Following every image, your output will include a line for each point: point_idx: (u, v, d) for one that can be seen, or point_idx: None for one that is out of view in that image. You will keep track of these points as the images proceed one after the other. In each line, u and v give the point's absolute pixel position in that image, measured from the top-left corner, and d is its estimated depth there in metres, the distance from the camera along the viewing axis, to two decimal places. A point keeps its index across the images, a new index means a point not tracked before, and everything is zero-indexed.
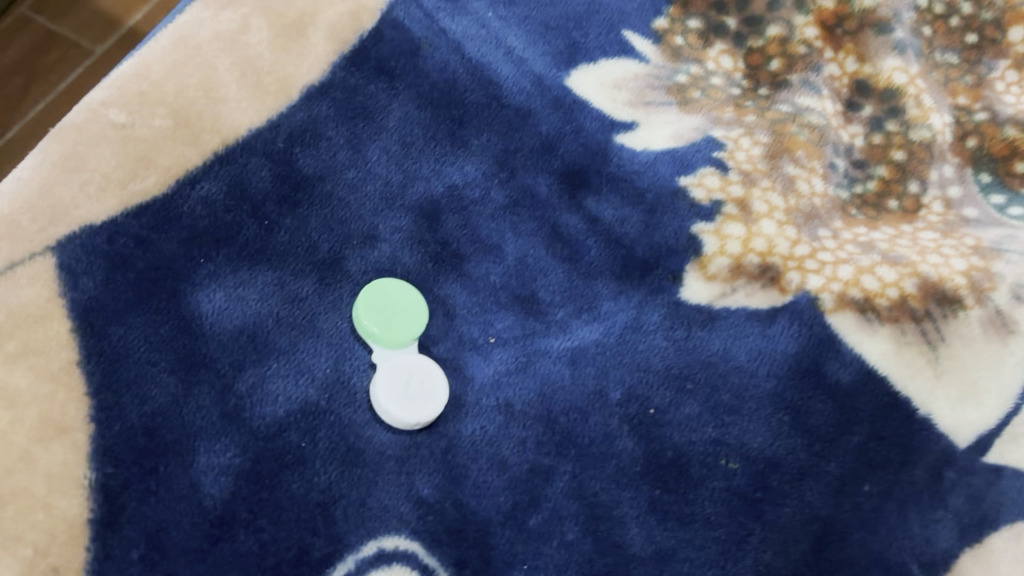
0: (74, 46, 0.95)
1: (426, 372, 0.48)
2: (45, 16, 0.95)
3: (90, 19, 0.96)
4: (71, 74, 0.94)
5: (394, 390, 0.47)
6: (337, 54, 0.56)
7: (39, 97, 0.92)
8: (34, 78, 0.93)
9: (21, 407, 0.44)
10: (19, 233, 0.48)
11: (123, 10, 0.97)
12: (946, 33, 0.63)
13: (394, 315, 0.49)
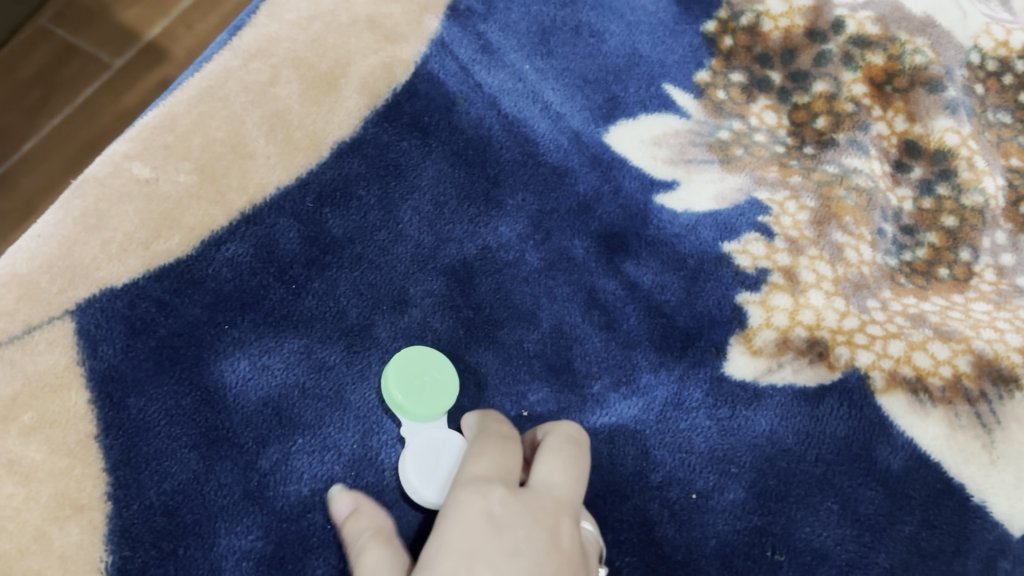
0: (92, 60, 0.85)
1: (459, 445, 0.45)
2: (66, 30, 0.85)
3: (109, 32, 0.86)
4: (88, 88, 0.84)
5: (427, 467, 0.44)
6: (369, 108, 0.54)
7: (54, 113, 0.83)
8: (52, 92, 0.83)
9: (36, 484, 0.42)
10: (38, 294, 0.46)
11: (143, 23, 0.87)
12: (999, 91, 0.60)
13: (423, 386, 0.46)
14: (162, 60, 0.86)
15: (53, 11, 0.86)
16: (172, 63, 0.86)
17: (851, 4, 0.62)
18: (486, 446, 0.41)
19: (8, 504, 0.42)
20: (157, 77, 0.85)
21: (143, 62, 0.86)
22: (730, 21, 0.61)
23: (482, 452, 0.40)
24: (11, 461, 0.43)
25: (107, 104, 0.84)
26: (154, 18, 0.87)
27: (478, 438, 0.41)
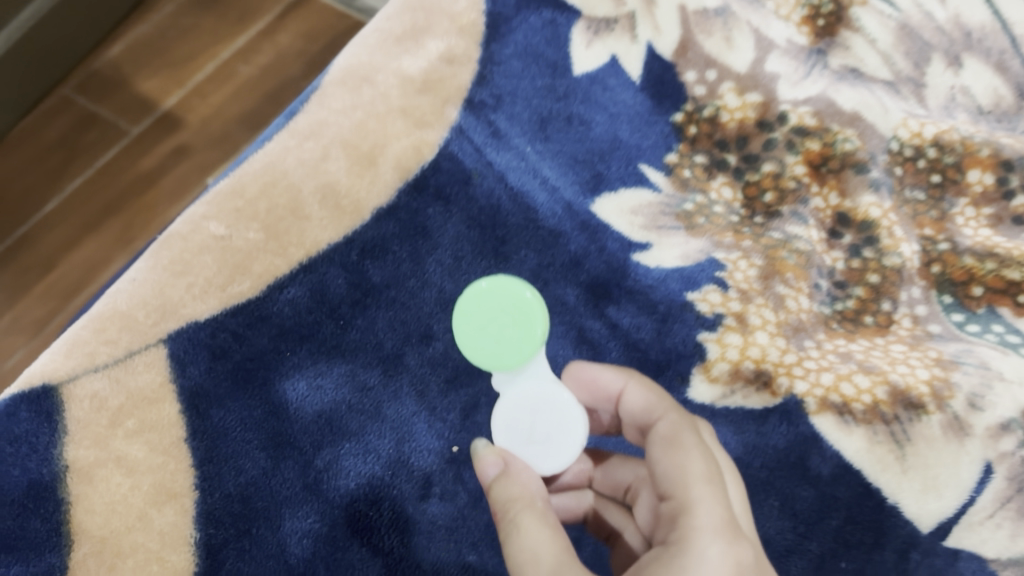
0: (113, 125, 1.09)
1: (551, 413, 0.54)
2: (87, 98, 1.10)
3: (129, 103, 1.10)
4: (107, 152, 1.08)
5: (520, 437, 0.54)
6: (402, 181, 0.66)
7: (78, 174, 1.06)
8: (74, 154, 1.07)
9: (138, 475, 0.53)
10: (136, 325, 0.57)
11: (158, 95, 1.11)
12: (914, 172, 0.68)
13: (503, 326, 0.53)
14: (176, 125, 1.09)
15: (76, 84, 1.11)
16: (187, 128, 1.09)
17: (793, 99, 0.71)
18: (703, 483, 0.43)
19: (117, 490, 0.53)
20: (170, 142, 1.08)
21: (158, 127, 1.09)
22: (694, 112, 0.72)
23: (702, 478, 0.43)
24: (118, 456, 0.54)
25: (123, 167, 1.07)
26: (168, 89, 1.11)
27: (683, 441, 0.45)
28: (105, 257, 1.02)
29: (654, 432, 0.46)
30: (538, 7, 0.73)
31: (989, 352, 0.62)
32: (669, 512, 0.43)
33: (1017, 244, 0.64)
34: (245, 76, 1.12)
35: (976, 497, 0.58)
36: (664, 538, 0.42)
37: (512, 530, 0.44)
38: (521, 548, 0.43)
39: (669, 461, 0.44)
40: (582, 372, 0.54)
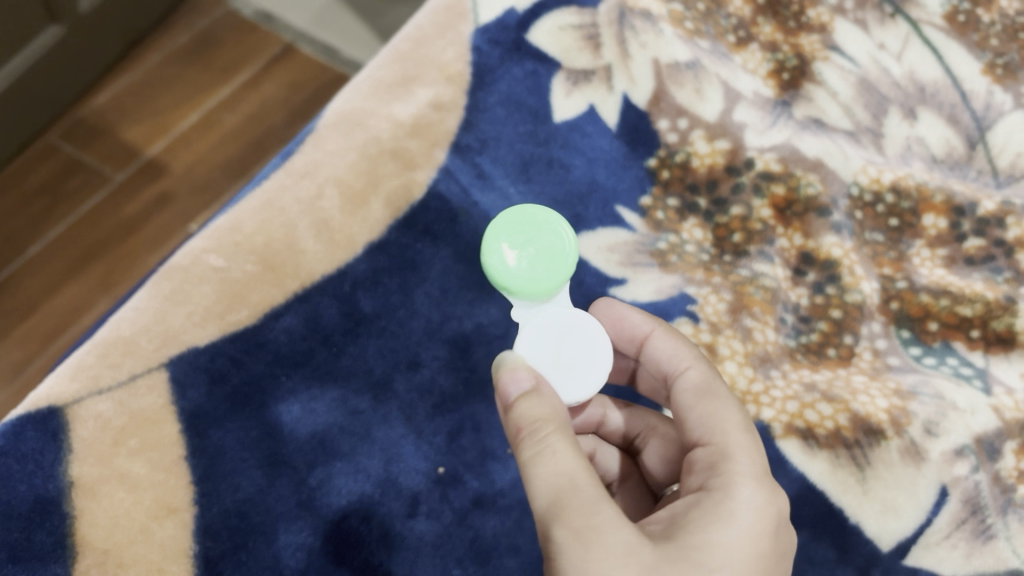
0: (98, 172, 1.12)
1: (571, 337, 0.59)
2: (71, 145, 1.13)
3: (113, 150, 1.14)
4: (91, 198, 1.10)
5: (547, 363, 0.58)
6: (393, 218, 0.70)
7: (60, 219, 1.09)
8: (58, 201, 1.10)
9: (141, 490, 0.57)
10: (138, 351, 0.61)
11: (143, 143, 1.14)
12: (873, 216, 0.72)
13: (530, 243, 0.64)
14: (160, 172, 1.13)
15: (61, 130, 1.14)
16: (170, 175, 1.13)
17: (759, 146, 0.75)
18: (737, 433, 0.48)
19: (121, 505, 0.57)
20: (154, 189, 1.12)
21: (141, 175, 1.13)
22: (667, 158, 0.76)
23: (739, 428, 0.48)
24: (121, 473, 0.58)
25: (108, 213, 1.10)
26: (153, 137, 1.15)
27: (715, 392, 0.51)
28: (87, 300, 1.04)
29: (682, 377, 0.53)
30: (521, 58, 0.78)
31: (944, 383, 0.66)
32: (707, 459, 0.47)
33: (968, 283, 0.69)
34: (229, 125, 1.17)
35: (932, 518, 0.62)
36: (700, 484, 0.47)
37: (544, 452, 0.45)
38: (548, 475, 0.44)
39: (707, 409, 0.50)
40: (612, 308, 0.59)
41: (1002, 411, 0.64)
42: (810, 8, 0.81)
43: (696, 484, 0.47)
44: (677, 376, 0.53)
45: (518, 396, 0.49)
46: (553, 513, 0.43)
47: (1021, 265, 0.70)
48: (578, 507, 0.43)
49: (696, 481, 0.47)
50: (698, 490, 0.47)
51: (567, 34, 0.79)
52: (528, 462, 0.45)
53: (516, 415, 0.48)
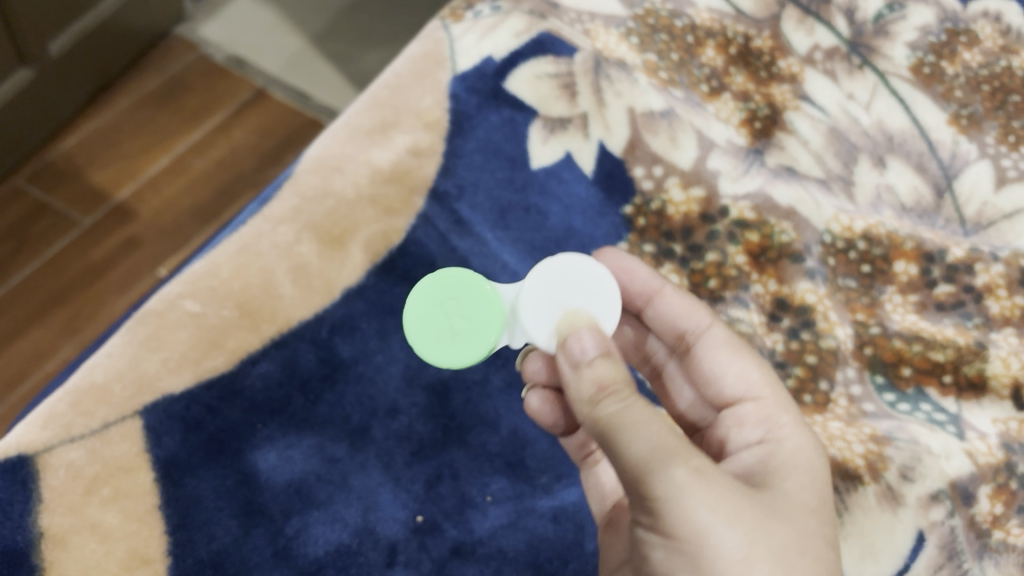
0: (65, 216, 1.11)
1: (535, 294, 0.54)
2: (38, 188, 1.12)
3: (81, 194, 1.13)
4: (57, 241, 1.09)
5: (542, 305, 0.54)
6: (371, 263, 0.71)
7: (26, 263, 1.07)
8: (24, 244, 1.08)
9: (112, 541, 0.57)
10: (112, 398, 0.61)
11: (113, 187, 1.14)
12: (846, 262, 0.73)
13: (454, 306, 0.55)
14: (128, 216, 1.12)
15: (29, 173, 1.13)
16: (139, 221, 1.12)
17: (733, 194, 0.76)
18: (779, 389, 0.54)
19: (92, 556, 0.56)
20: (122, 234, 1.11)
21: (109, 219, 1.12)
22: (642, 205, 0.77)
23: (772, 384, 0.54)
24: (93, 524, 0.57)
25: (74, 256, 1.08)
26: (122, 180, 1.14)
27: (738, 347, 0.56)
28: (50, 346, 1.02)
29: (709, 332, 0.57)
30: (498, 106, 0.79)
31: (919, 428, 0.66)
32: (763, 411, 0.52)
33: (940, 328, 0.70)
34: (199, 169, 1.16)
35: (909, 564, 0.62)
36: (761, 437, 0.51)
37: (631, 410, 0.43)
38: (647, 432, 0.42)
39: (744, 361, 0.55)
40: (623, 261, 0.61)
41: (976, 455, 0.65)
42: (781, 58, 0.82)
43: (753, 437, 0.52)
44: (701, 333, 0.58)
45: (589, 353, 0.47)
46: (664, 461, 0.41)
47: (990, 311, 0.71)
48: (692, 458, 0.42)
49: (752, 434, 0.52)
50: (760, 442, 0.51)
51: (544, 83, 0.80)
52: (614, 417, 0.43)
53: (588, 378, 0.45)
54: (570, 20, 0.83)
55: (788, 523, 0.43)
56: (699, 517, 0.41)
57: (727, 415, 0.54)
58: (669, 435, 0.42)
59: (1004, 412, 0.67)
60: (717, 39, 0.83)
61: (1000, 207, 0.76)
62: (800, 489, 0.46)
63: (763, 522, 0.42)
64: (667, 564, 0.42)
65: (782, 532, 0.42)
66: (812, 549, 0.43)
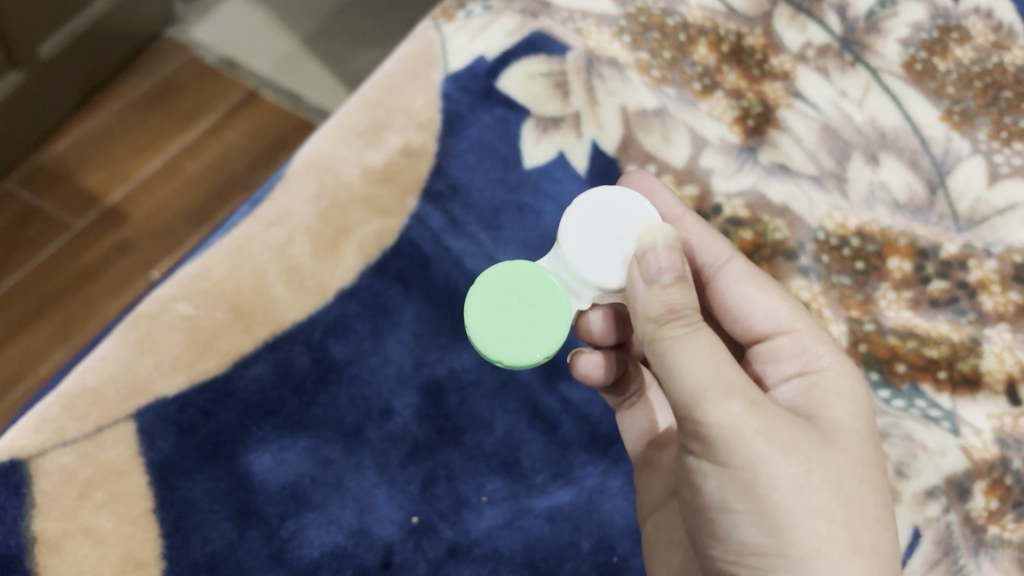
0: (57, 219, 1.11)
1: (582, 249, 0.54)
2: (30, 192, 1.12)
3: (73, 197, 1.12)
4: (49, 245, 1.09)
5: (594, 256, 0.54)
6: (364, 264, 0.71)
7: (19, 267, 1.07)
8: (17, 248, 1.08)
9: (106, 545, 0.57)
10: (105, 402, 0.61)
11: (104, 190, 1.13)
12: (840, 259, 0.73)
13: (519, 300, 0.56)
14: (120, 219, 1.12)
15: (21, 177, 1.13)
16: (131, 223, 1.12)
17: (727, 192, 0.76)
18: (810, 319, 0.56)
19: (86, 560, 0.56)
20: (114, 237, 1.11)
21: (102, 222, 1.11)
22: None
23: (802, 316, 0.57)
24: (87, 528, 0.57)
25: (66, 260, 1.08)
26: (114, 183, 1.14)
27: (762, 281, 0.58)
28: (43, 350, 1.02)
29: (731, 266, 0.59)
30: (490, 105, 0.79)
31: (913, 424, 0.67)
32: (798, 345, 0.55)
33: (934, 325, 0.70)
34: (191, 171, 1.16)
35: (906, 561, 0.63)
36: (799, 370, 0.55)
37: (692, 339, 0.46)
38: (705, 363, 0.45)
39: (770, 296, 0.57)
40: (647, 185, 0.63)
41: (971, 451, 0.65)
42: (773, 56, 0.81)
43: (791, 370, 0.55)
44: (721, 265, 0.59)
45: (663, 274, 0.48)
46: (720, 393, 0.45)
47: (984, 307, 0.70)
48: (748, 391, 0.46)
49: (789, 367, 0.55)
50: (798, 375, 0.55)
51: (536, 82, 0.80)
52: (673, 345, 0.46)
53: (657, 299, 0.48)
54: (562, 19, 0.82)
55: (836, 453, 0.48)
56: (758, 449, 0.45)
57: (762, 350, 0.57)
58: (726, 363, 0.46)
59: (999, 408, 0.67)
60: (709, 37, 0.82)
61: (993, 203, 0.75)
62: (846, 416, 0.51)
63: (816, 452, 0.46)
64: (721, 489, 0.46)
65: (832, 462, 0.47)
66: (862, 473, 0.48)
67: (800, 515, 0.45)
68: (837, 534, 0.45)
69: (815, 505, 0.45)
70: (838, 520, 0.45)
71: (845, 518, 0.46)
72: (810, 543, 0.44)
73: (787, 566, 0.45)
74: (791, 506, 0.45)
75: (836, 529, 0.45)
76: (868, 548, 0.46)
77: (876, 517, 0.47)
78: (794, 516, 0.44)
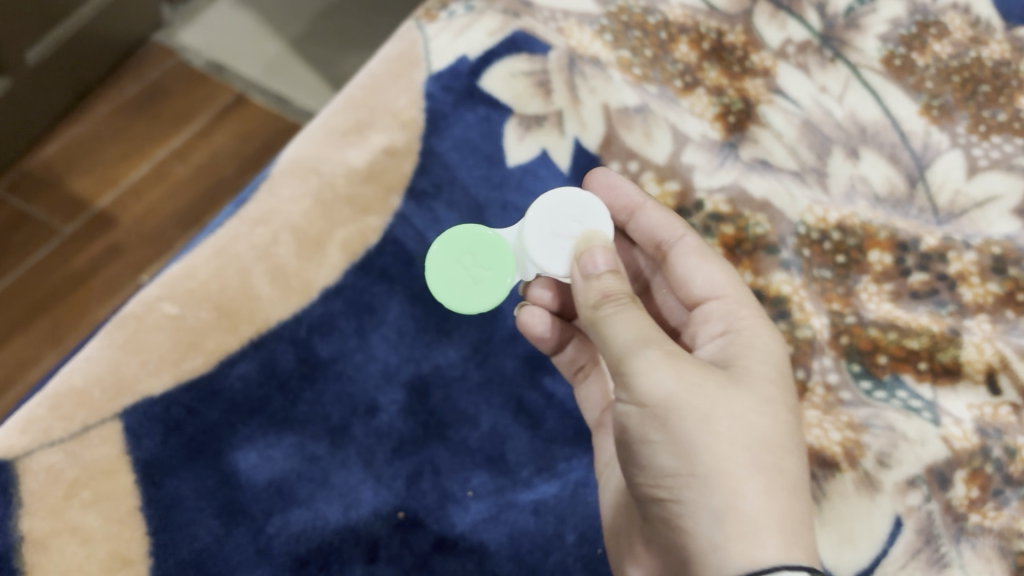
0: (45, 224, 1.11)
1: (538, 235, 0.61)
2: (18, 198, 1.12)
3: (61, 203, 1.12)
4: (37, 249, 1.09)
5: (547, 243, 0.61)
6: (349, 262, 0.71)
7: (8, 272, 1.07)
8: (6, 255, 1.08)
9: (94, 543, 0.57)
10: (91, 402, 0.61)
11: (92, 194, 1.14)
12: (821, 253, 0.74)
13: (471, 260, 0.63)
14: (109, 223, 1.12)
15: (9, 183, 1.13)
16: (119, 228, 1.12)
17: (708, 187, 0.77)
18: (740, 286, 0.58)
19: (74, 559, 0.57)
20: (103, 241, 1.11)
21: (90, 226, 1.12)
22: None
23: (735, 283, 0.59)
24: (74, 526, 0.58)
25: (54, 266, 1.08)
26: (102, 188, 1.14)
27: (707, 253, 0.61)
28: (33, 355, 1.02)
29: (681, 242, 0.62)
30: (474, 105, 0.80)
31: (895, 415, 0.67)
32: (724, 307, 0.57)
33: (914, 316, 0.71)
34: (178, 175, 1.16)
35: (888, 549, 0.63)
36: (723, 329, 0.56)
37: (623, 308, 0.50)
38: (630, 324, 0.49)
39: (710, 265, 0.60)
40: (608, 176, 0.67)
41: (951, 440, 0.66)
42: (753, 53, 0.82)
43: (717, 330, 0.57)
44: (673, 242, 0.62)
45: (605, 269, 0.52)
46: (640, 347, 0.48)
47: (964, 298, 0.71)
48: (665, 344, 0.49)
49: (716, 327, 0.57)
50: (721, 334, 0.56)
51: (519, 81, 0.80)
52: (604, 315, 0.50)
53: (595, 287, 0.51)
54: (544, 19, 0.83)
55: (748, 393, 0.50)
56: (665, 383, 0.48)
57: (696, 315, 0.59)
58: (649, 326, 0.49)
59: (979, 397, 0.67)
60: (690, 35, 0.82)
61: (972, 195, 0.76)
62: (762, 364, 0.53)
63: (725, 390, 0.49)
64: (642, 426, 0.49)
65: (741, 399, 0.49)
66: (772, 409, 0.50)
67: (710, 442, 0.46)
68: (742, 455, 0.47)
69: (721, 431, 0.47)
70: (746, 446, 0.47)
71: (752, 443, 0.47)
72: (718, 464, 0.46)
73: (695, 486, 0.46)
74: (701, 433, 0.47)
75: (743, 451, 0.47)
76: (776, 471, 0.47)
77: (786, 447, 0.49)
78: (699, 438, 0.46)
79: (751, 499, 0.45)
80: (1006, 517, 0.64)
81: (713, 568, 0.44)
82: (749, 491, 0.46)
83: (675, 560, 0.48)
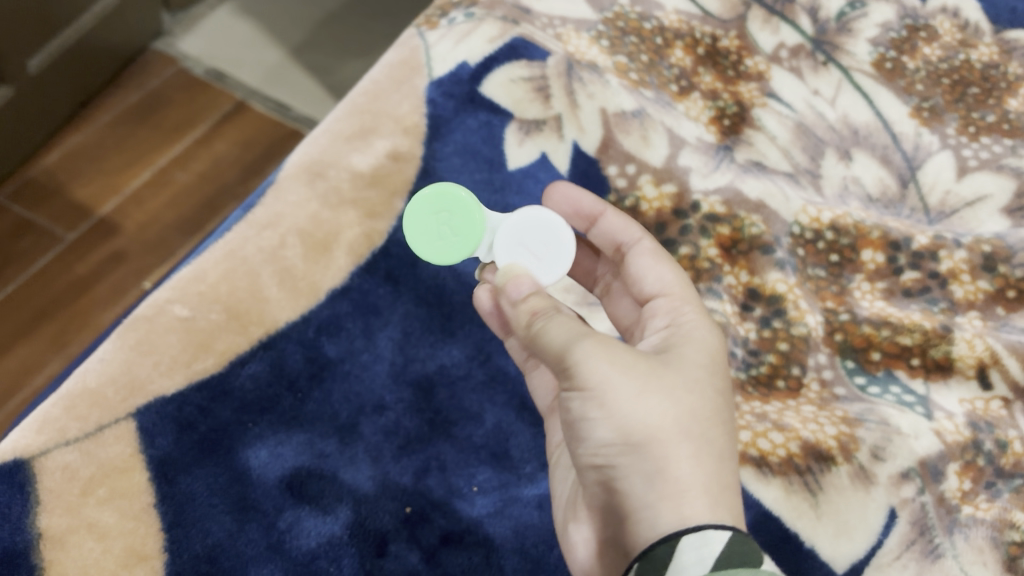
0: (50, 232, 1.12)
1: (504, 238, 0.62)
2: (22, 206, 1.13)
3: (64, 211, 1.14)
4: (41, 257, 1.10)
5: (509, 246, 0.62)
6: (354, 265, 0.73)
7: (13, 279, 1.08)
8: (9, 262, 1.09)
9: (109, 539, 0.59)
10: (105, 402, 0.63)
11: (95, 202, 1.15)
12: (815, 253, 0.76)
13: (448, 223, 0.61)
14: (112, 231, 1.14)
15: (12, 191, 1.14)
16: (123, 234, 1.13)
17: (705, 189, 0.77)
18: (689, 288, 0.59)
19: (90, 555, 0.58)
20: (107, 247, 1.12)
21: (94, 234, 1.13)
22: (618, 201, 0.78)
23: (684, 284, 0.59)
24: (90, 523, 0.59)
25: (59, 272, 1.10)
26: (105, 196, 1.16)
27: (661, 257, 0.62)
28: (38, 361, 1.03)
29: (639, 245, 0.63)
30: (475, 110, 0.81)
31: (889, 409, 0.69)
32: (671, 304, 0.58)
33: (907, 313, 0.72)
34: (181, 183, 1.18)
35: (882, 540, 0.64)
36: (667, 323, 0.57)
37: (555, 316, 0.50)
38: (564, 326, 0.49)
39: (663, 268, 0.61)
40: (571, 191, 0.68)
41: (943, 434, 0.67)
42: (748, 57, 0.85)
43: (662, 324, 0.57)
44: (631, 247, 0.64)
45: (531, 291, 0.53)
46: (575, 340, 0.48)
47: (955, 295, 0.73)
48: (597, 335, 0.49)
49: (661, 322, 0.57)
50: (666, 326, 0.57)
51: (519, 86, 0.82)
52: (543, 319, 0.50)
53: (524, 310, 0.52)
54: (543, 25, 0.85)
55: (676, 372, 0.50)
56: (602, 370, 0.47)
57: (646, 313, 0.60)
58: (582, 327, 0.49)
59: (970, 392, 0.69)
60: (685, 41, 0.85)
61: (962, 195, 0.78)
62: (689, 344, 0.53)
63: (654, 371, 0.49)
64: (581, 407, 0.48)
65: (670, 377, 0.49)
66: (699, 387, 0.50)
67: (645, 419, 0.47)
68: (671, 426, 0.48)
69: (654, 407, 0.48)
70: (678, 421, 0.48)
71: (684, 417, 0.48)
72: (654, 438, 0.47)
73: (631, 455, 0.47)
74: (637, 412, 0.47)
75: (676, 425, 0.48)
76: (703, 440, 0.49)
77: (714, 419, 0.50)
78: (633, 415, 0.47)
79: (682, 465, 0.47)
80: (999, 508, 0.65)
81: (648, 527, 0.46)
82: (681, 458, 0.47)
83: (613, 520, 0.50)
